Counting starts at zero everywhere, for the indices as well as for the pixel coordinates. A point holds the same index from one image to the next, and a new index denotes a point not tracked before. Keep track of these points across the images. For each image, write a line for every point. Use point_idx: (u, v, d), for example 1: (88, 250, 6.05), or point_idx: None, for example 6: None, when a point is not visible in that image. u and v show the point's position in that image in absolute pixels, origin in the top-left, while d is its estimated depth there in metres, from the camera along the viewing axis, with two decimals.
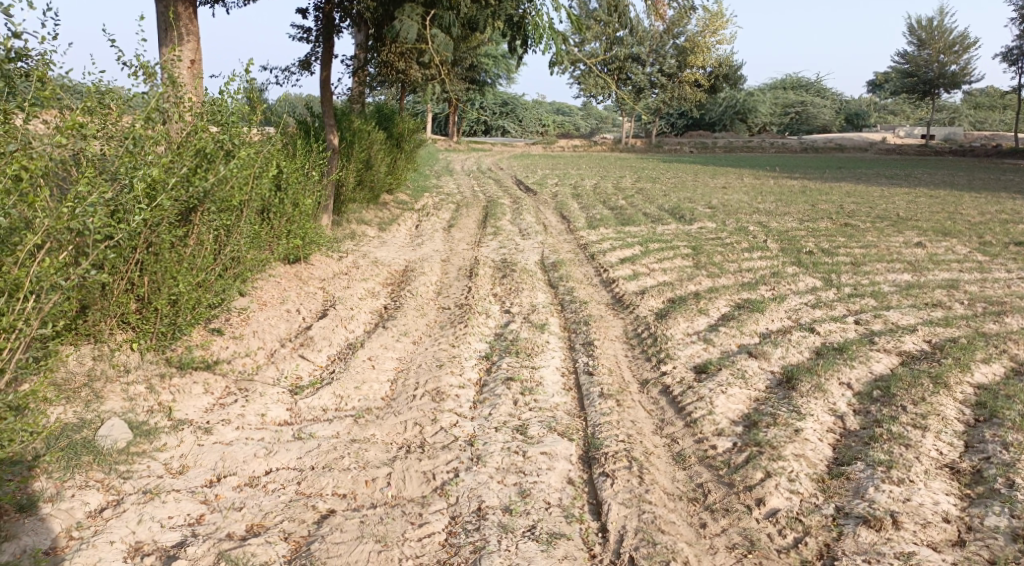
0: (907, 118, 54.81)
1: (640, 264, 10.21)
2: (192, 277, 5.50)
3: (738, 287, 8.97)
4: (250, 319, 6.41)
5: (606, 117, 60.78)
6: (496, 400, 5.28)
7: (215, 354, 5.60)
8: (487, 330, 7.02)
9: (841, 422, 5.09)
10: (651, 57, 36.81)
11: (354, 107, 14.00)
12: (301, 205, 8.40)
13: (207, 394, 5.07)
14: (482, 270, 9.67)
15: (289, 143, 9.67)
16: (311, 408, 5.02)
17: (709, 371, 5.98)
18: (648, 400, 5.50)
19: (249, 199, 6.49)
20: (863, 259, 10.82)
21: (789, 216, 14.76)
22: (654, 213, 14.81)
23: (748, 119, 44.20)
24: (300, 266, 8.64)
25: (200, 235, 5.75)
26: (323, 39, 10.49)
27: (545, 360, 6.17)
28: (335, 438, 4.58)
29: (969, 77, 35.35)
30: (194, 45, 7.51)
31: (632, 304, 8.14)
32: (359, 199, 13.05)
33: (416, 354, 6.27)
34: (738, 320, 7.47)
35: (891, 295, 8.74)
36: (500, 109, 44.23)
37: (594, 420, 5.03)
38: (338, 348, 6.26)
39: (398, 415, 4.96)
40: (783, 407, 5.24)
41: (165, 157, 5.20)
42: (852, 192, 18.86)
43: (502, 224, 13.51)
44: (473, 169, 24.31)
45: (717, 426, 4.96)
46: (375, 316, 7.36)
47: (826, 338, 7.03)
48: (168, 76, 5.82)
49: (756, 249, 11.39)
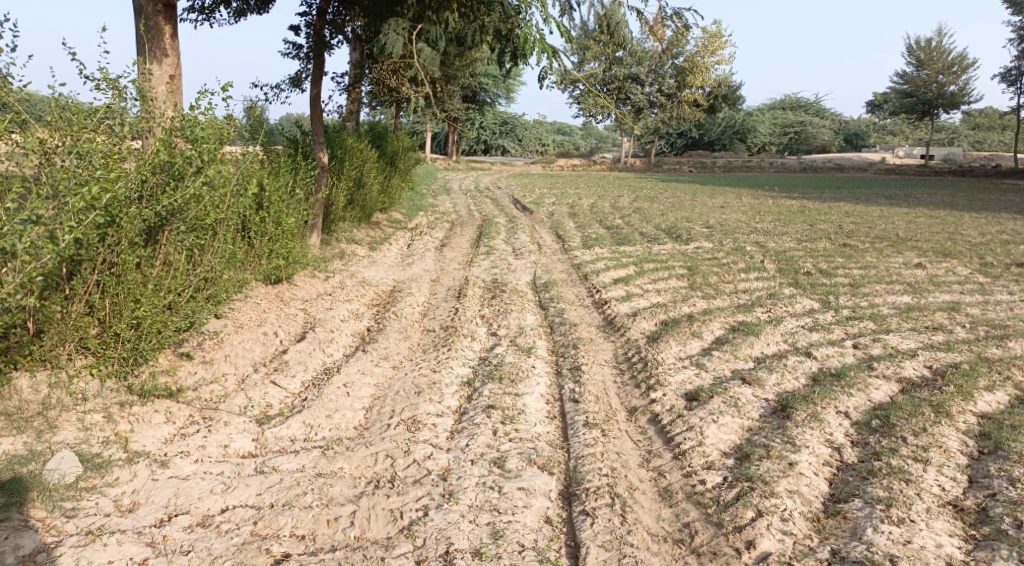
0: (906, 138, 54.76)
1: (633, 285, 9.96)
2: (158, 299, 5.25)
3: (733, 308, 8.72)
4: (223, 342, 6.16)
5: (606, 137, 60.77)
6: (475, 430, 5.01)
7: (182, 381, 5.35)
8: (472, 354, 6.76)
9: (838, 455, 4.81)
10: (650, 77, 36.94)
11: (347, 124, 13.83)
12: (284, 223, 8.16)
13: (168, 424, 4.81)
14: (471, 291, 9.41)
15: (273, 160, 9.46)
16: (278, 439, 4.76)
17: (700, 399, 5.71)
18: (636, 429, 5.23)
19: (225, 217, 6.24)
20: (863, 280, 10.58)
21: (787, 236, 14.54)
22: (650, 232, 14.59)
23: (747, 139, 44.10)
24: (283, 287, 8.38)
25: (168, 255, 5.50)
26: (313, 56, 10.31)
27: (529, 386, 5.90)
28: (299, 471, 4.31)
29: (968, 98, 35.29)
30: (173, 60, 7.32)
31: (624, 326, 7.88)
32: (349, 217, 12.82)
33: (395, 380, 6.01)
34: (732, 343, 7.21)
35: (891, 318, 8.49)
36: (499, 128, 44.25)
37: (577, 452, 4.76)
38: (313, 373, 6.00)
39: (370, 446, 4.69)
40: (777, 438, 4.97)
41: (126, 174, 4.97)
42: (851, 212, 18.65)
43: (495, 243, 13.29)
44: (470, 188, 24.15)
45: (707, 459, 4.68)
46: (357, 339, 7.10)
47: (824, 363, 6.78)
48: (138, 89, 5.60)
49: (753, 269, 11.16)
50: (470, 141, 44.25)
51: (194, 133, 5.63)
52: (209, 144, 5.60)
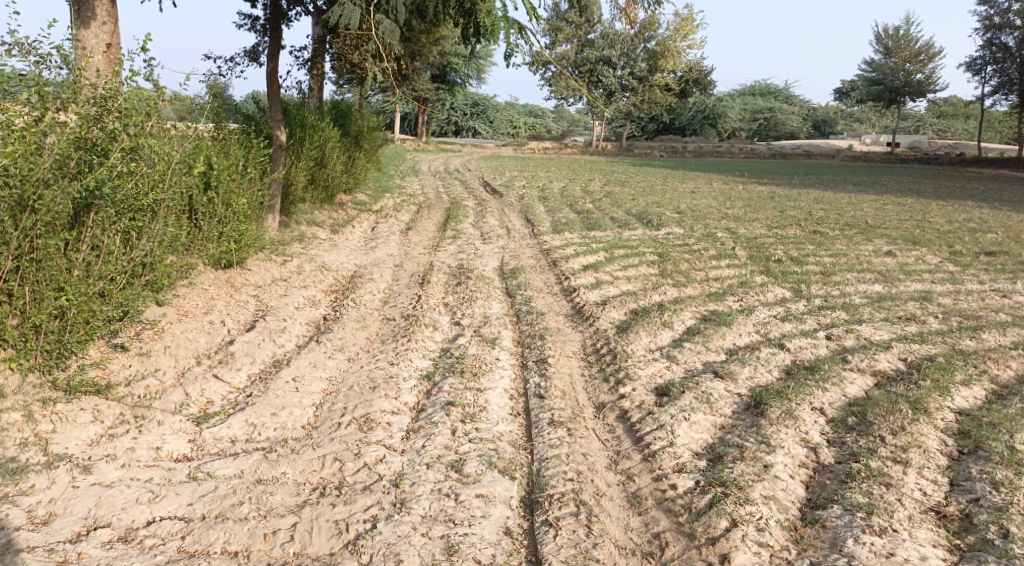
0: (873, 125, 55.17)
1: (603, 272, 9.66)
2: (86, 287, 4.97)
3: (704, 297, 8.47)
4: (163, 333, 5.86)
5: (578, 119, 60.36)
6: (432, 430, 4.70)
7: (112, 376, 5.08)
8: (432, 345, 6.42)
9: (815, 456, 4.57)
10: (622, 60, 36.12)
11: (308, 102, 13.31)
12: (235, 205, 7.74)
13: (96, 423, 4.54)
14: (435, 277, 9.05)
15: (223, 138, 8.98)
16: (217, 440, 4.51)
17: (671, 395, 5.43)
18: (603, 428, 4.94)
19: (165, 198, 5.85)
20: (834, 268, 10.42)
21: (758, 223, 14.37)
22: (621, 217, 14.31)
23: (717, 124, 44.03)
24: (234, 272, 7.96)
25: (95, 239, 5.18)
26: (271, 28, 9.83)
27: (492, 381, 5.57)
28: (237, 478, 4.04)
29: (934, 86, 35.49)
30: (111, 27, 6.87)
31: (593, 316, 7.58)
32: (310, 199, 12.34)
33: (349, 373, 5.66)
34: (704, 334, 6.95)
35: (864, 307, 8.31)
36: (470, 110, 43.73)
37: (540, 453, 4.48)
38: (261, 367, 5.67)
39: (317, 448, 4.40)
40: (752, 438, 4.71)
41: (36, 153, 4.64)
42: (821, 199, 18.59)
43: (463, 227, 12.92)
44: (439, 170, 23.64)
45: (679, 462, 4.41)
46: (311, 328, 6.74)
47: (797, 355, 6.56)
48: (61, 55, 5.27)
49: (724, 256, 10.94)
50: (440, 122, 43.60)
51: (119, 108, 5.35)
52: (136, 118, 5.40)
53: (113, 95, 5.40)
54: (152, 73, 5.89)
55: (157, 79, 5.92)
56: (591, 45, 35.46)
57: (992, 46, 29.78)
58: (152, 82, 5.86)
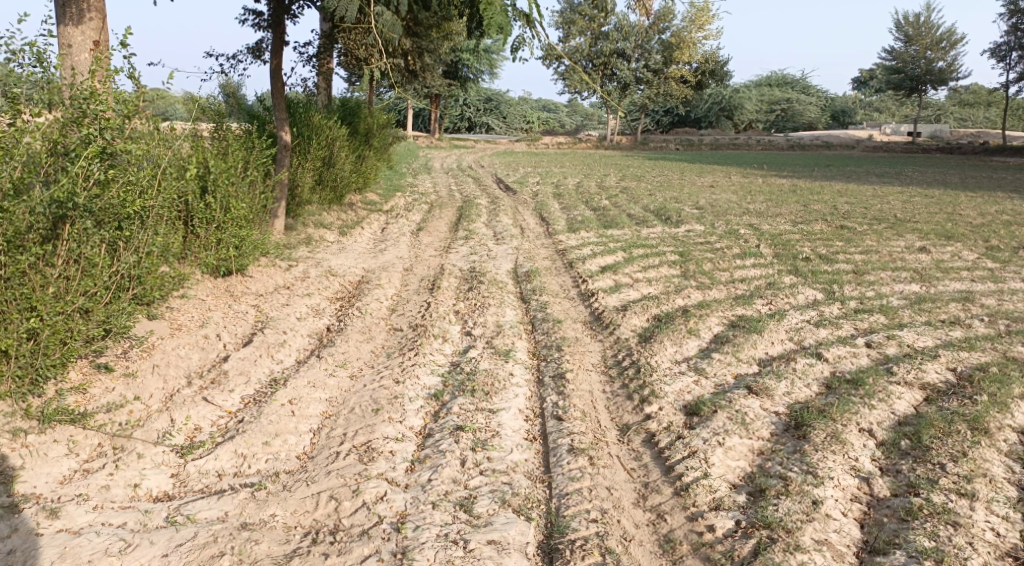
0: (893, 115, 54.00)
1: (622, 273, 9.16)
2: (61, 304, 4.60)
3: (731, 301, 7.95)
4: (152, 351, 5.46)
5: (593, 113, 59.64)
6: (439, 460, 4.26)
7: (93, 401, 4.70)
8: (441, 360, 5.96)
9: (867, 487, 4.10)
10: (636, 52, 35.52)
11: (315, 99, 12.88)
12: (234, 211, 7.31)
13: (70, 457, 4.17)
14: (446, 282, 8.57)
15: (222, 139, 8.56)
16: (202, 475, 4.13)
17: (701, 415, 4.95)
18: (629, 454, 4.47)
19: (153, 206, 5.46)
20: (866, 267, 9.85)
21: (782, 218, 13.79)
22: (638, 214, 13.79)
23: (734, 116, 43.22)
24: (234, 280, 7.54)
25: (72, 253, 4.81)
26: (273, 23, 9.43)
27: (506, 401, 5.11)
28: (220, 522, 3.66)
29: (956, 74, 34.57)
30: (98, 22, 6.48)
31: (613, 323, 7.09)
32: (318, 200, 11.90)
33: (351, 394, 5.20)
34: (733, 344, 6.44)
35: (903, 310, 7.75)
36: (483, 106, 43.32)
37: (559, 488, 4.03)
38: (256, 387, 5.24)
39: (312, 485, 3.99)
40: (796, 467, 4.22)
41: None
42: (844, 191, 18.00)
43: (475, 226, 12.45)
44: (453, 167, 23.15)
45: (715, 497, 3.94)
46: (313, 341, 6.32)
47: (837, 366, 6.03)
48: (33, 52, 4.95)
49: (749, 255, 10.40)
50: (454, 118, 43.17)
51: (93, 113, 4.95)
52: (115, 122, 5.03)
53: (89, 95, 4.99)
54: (133, 71, 5.53)
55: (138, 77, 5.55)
56: (604, 38, 34.80)
57: (1017, 31, 28.85)
58: (134, 80, 5.52)
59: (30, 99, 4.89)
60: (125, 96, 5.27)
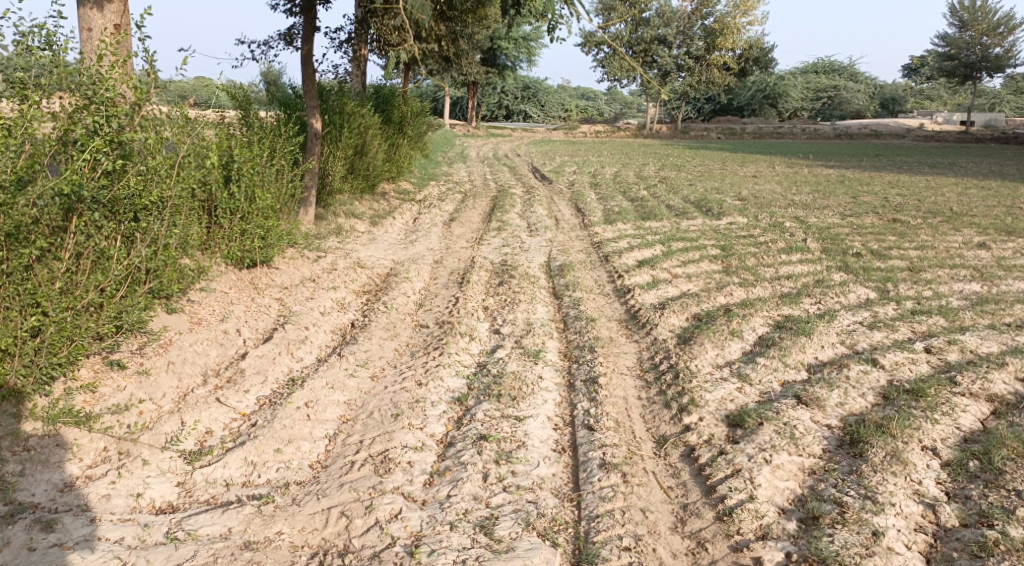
0: (945, 103, 52.13)
1: (660, 268, 8.75)
2: (67, 299, 4.39)
3: (777, 299, 7.49)
4: (169, 347, 5.24)
5: (632, 101, 58.66)
6: (460, 473, 3.97)
7: (102, 401, 4.49)
8: (467, 360, 5.64)
9: (933, 516, 3.71)
10: (678, 39, 34.82)
11: (347, 86, 12.63)
12: (259, 200, 7.08)
13: (74, 462, 3.96)
14: (476, 275, 8.25)
15: (250, 127, 8.33)
16: (209, 484, 3.89)
17: (746, 427, 4.56)
18: (666, 470, 4.13)
19: (169, 195, 5.23)
20: (921, 264, 9.28)
21: (829, 211, 13.19)
22: (678, 205, 13.32)
23: (777, 104, 42.12)
24: (259, 273, 7.29)
25: (79, 247, 4.59)
26: (305, 9, 9.18)
27: (534, 407, 4.78)
28: (222, 539, 3.42)
29: (1013, 61, 33.11)
30: (120, 6, 6.26)
31: (650, 323, 6.70)
32: (349, 189, 11.65)
33: (371, 396, 4.92)
34: (780, 347, 6.01)
35: (964, 312, 7.21)
36: (521, 93, 42.92)
37: (589, 509, 3.72)
38: (272, 387, 4.99)
39: (323, 499, 3.73)
40: (852, 490, 3.85)
41: None
42: (895, 183, 17.21)
43: (509, 217, 12.11)
44: (489, 156, 22.84)
45: (762, 524, 3.64)
46: (335, 338, 6.05)
47: (894, 374, 5.57)
48: (43, 35, 4.76)
49: (795, 250, 9.90)
50: (491, 106, 42.82)
51: (101, 99, 4.73)
52: (122, 109, 4.80)
53: (98, 80, 4.82)
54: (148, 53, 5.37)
55: (154, 59, 5.40)
56: (645, 24, 34.05)
57: None
58: (149, 62, 5.35)
59: (37, 82, 4.66)
60: (137, 80, 5.11)
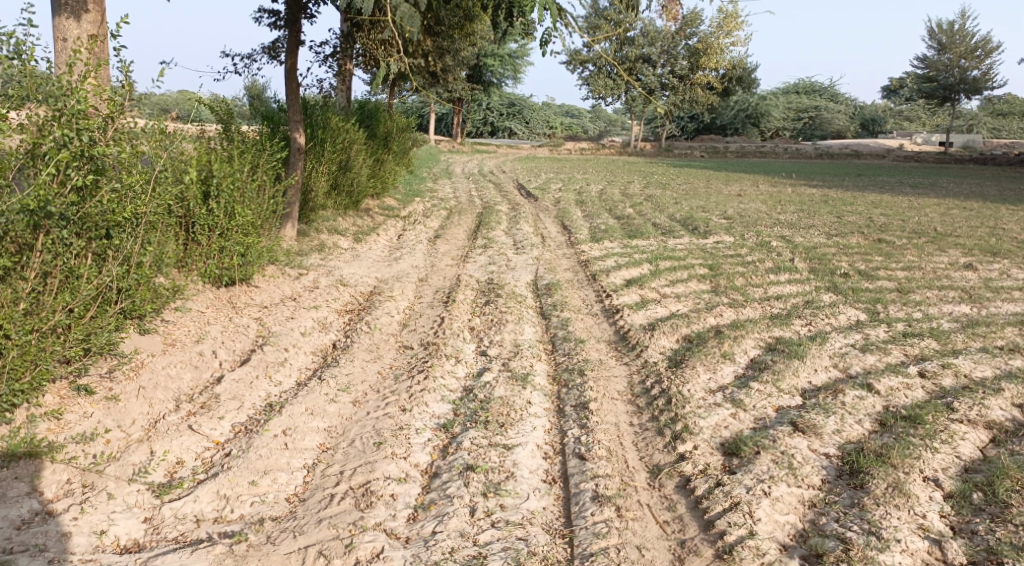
0: (924, 124, 52.77)
1: (648, 288, 8.61)
2: (31, 321, 4.16)
3: (768, 321, 7.37)
4: (140, 370, 5.01)
5: (616, 119, 58.95)
6: (446, 508, 3.77)
7: (67, 429, 4.25)
8: (453, 384, 5.44)
9: (939, 552, 3.56)
10: (662, 58, 35.05)
11: (332, 100, 12.47)
12: (239, 216, 6.86)
13: (34, 495, 3.72)
14: (461, 294, 8.07)
15: (230, 141, 8.13)
16: (178, 519, 3.67)
17: (742, 456, 4.40)
18: (662, 503, 3.96)
19: (143, 211, 5.01)
20: (909, 284, 9.21)
21: (815, 230, 13.16)
22: (664, 223, 13.23)
23: (760, 123, 42.45)
24: (238, 291, 7.06)
25: (45, 267, 4.37)
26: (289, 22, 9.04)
27: (523, 435, 4.59)
28: None
29: (991, 83, 33.57)
30: (96, 15, 6.06)
31: (640, 345, 6.53)
32: (332, 205, 11.45)
33: (352, 423, 4.71)
34: (773, 371, 5.86)
35: (956, 335, 7.11)
36: (506, 110, 43.02)
37: (582, 547, 3.54)
38: (249, 413, 4.77)
39: (300, 537, 3.52)
40: (855, 525, 3.70)
41: None
42: (879, 202, 17.27)
43: (494, 234, 11.96)
44: (474, 172, 22.73)
45: (763, 562, 3.47)
46: (316, 361, 5.83)
47: (890, 399, 5.43)
48: (13, 44, 4.55)
49: (783, 270, 9.81)
50: (476, 122, 42.85)
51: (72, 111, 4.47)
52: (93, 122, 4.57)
53: (68, 91, 4.52)
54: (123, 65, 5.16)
55: (129, 71, 5.18)
56: (629, 43, 34.23)
57: None
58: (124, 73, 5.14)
59: (4, 93, 4.45)
60: (110, 92, 4.89)
